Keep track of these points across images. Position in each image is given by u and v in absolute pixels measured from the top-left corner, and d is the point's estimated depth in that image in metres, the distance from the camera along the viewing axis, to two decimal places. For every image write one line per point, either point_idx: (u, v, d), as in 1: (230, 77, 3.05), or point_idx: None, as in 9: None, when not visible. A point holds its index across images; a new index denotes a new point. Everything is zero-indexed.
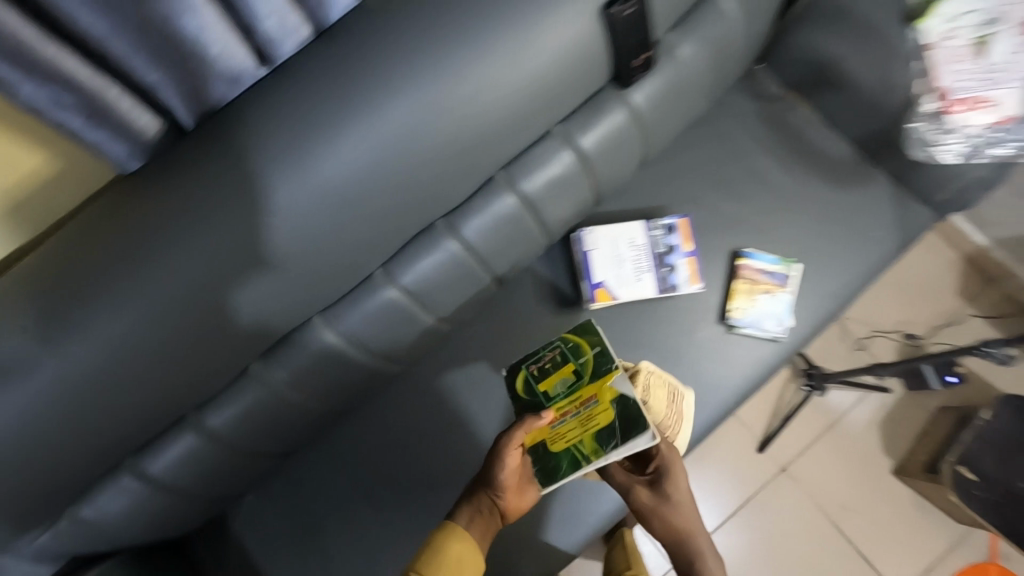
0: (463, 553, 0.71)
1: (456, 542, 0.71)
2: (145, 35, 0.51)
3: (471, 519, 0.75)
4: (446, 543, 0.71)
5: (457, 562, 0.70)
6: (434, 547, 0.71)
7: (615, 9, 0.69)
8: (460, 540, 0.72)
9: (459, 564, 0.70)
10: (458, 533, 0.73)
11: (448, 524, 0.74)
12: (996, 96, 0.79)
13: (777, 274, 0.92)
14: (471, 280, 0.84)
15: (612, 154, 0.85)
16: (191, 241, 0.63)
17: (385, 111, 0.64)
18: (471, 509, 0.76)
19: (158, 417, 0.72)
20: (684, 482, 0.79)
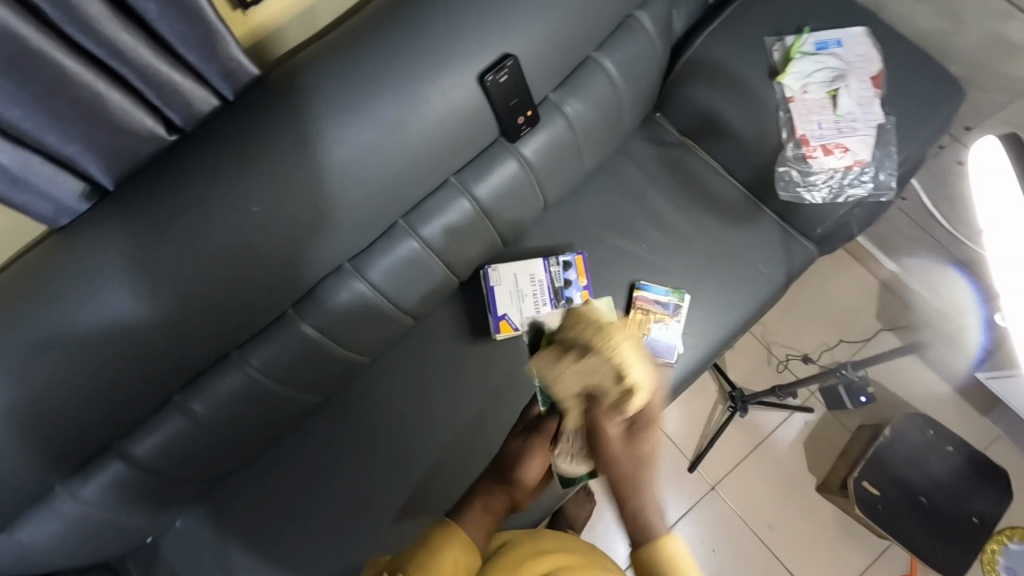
0: (468, 551, 0.74)
1: (464, 539, 0.75)
2: (58, 117, 0.61)
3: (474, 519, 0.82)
4: (452, 539, 0.74)
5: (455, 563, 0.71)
6: (437, 538, 0.74)
7: (489, 78, 0.79)
8: (467, 540, 0.76)
9: (463, 559, 0.73)
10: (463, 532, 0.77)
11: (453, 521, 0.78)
12: (847, 143, 0.90)
13: (669, 303, 1.00)
14: (381, 315, 0.93)
15: (509, 200, 0.94)
16: (103, 291, 0.70)
17: (280, 175, 0.73)
18: (481, 511, 0.84)
19: (88, 445, 0.80)
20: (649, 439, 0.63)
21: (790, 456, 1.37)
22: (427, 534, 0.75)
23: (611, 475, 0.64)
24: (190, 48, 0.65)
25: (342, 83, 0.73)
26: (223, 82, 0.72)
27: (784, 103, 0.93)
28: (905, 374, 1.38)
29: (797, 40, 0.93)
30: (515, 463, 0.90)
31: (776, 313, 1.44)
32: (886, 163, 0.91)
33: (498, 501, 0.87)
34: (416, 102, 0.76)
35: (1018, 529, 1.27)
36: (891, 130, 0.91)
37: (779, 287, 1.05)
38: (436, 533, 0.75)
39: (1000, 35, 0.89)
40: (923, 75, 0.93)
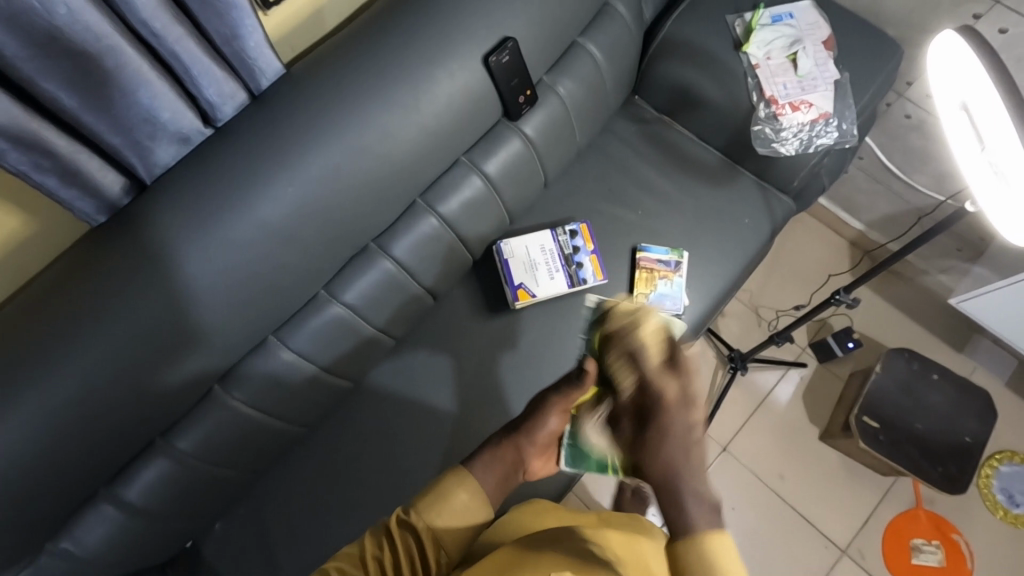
0: (475, 510, 0.68)
1: (472, 494, 0.69)
2: (111, 107, 0.65)
3: (486, 468, 0.74)
4: (458, 490, 0.68)
5: (463, 510, 0.68)
6: (446, 479, 0.69)
7: (493, 58, 0.87)
8: (477, 495, 0.69)
9: (465, 519, 0.67)
10: (477, 486, 0.70)
11: (467, 471, 0.71)
12: (810, 99, 1.01)
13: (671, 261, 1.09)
14: (405, 293, 0.98)
15: (516, 176, 1.02)
16: (153, 277, 0.74)
17: (313, 154, 0.78)
18: (492, 459, 0.75)
19: (135, 440, 0.81)
20: (673, 404, 0.54)
21: (791, 410, 1.44)
22: (438, 480, 0.69)
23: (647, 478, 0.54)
24: (227, 41, 0.71)
25: (364, 67, 0.80)
26: (252, 75, 0.77)
27: (750, 71, 1.04)
28: (883, 321, 1.49)
29: (755, 14, 1.05)
30: (536, 414, 0.80)
31: (760, 279, 1.54)
32: (846, 112, 1.02)
33: (513, 455, 0.77)
34: (431, 82, 0.83)
35: (1005, 450, 1.37)
36: (847, 84, 1.02)
37: (766, 238, 1.14)
38: (444, 484, 0.69)
39: None
40: (866, 36, 1.05)
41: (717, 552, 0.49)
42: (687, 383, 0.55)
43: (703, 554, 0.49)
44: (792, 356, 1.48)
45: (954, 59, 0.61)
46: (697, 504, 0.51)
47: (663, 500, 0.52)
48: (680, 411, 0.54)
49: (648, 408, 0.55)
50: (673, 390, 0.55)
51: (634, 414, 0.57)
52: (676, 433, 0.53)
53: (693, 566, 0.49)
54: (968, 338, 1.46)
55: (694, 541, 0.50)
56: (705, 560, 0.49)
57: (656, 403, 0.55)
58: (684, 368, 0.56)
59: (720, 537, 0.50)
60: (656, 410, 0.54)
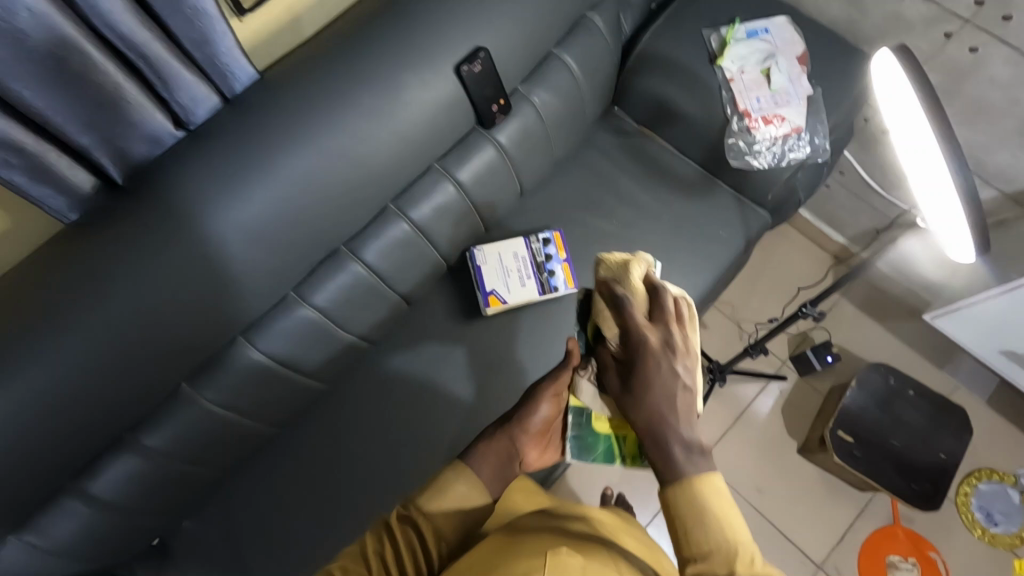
0: (476, 497, 0.71)
1: (472, 483, 0.71)
2: (78, 109, 0.68)
3: (483, 460, 0.76)
4: (458, 480, 0.71)
5: (462, 500, 0.70)
6: (444, 475, 0.72)
7: (464, 68, 0.88)
8: (474, 483, 0.72)
9: (466, 507, 0.70)
10: (473, 475, 0.73)
11: (464, 464, 0.74)
12: (783, 113, 1.03)
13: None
14: (376, 296, 0.99)
15: (489, 184, 1.03)
16: (119, 275, 0.75)
17: (282, 159, 0.79)
18: (487, 451, 0.77)
19: (101, 436, 0.82)
20: (663, 360, 0.63)
21: (770, 423, 1.44)
22: (438, 474, 0.73)
23: (636, 422, 0.62)
24: (197, 46, 0.73)
25: (335, 74, 0.81)
26: (224, 79, 0.79)
27: (726, 84, 1.06)
28: (863, 336, 1.49)
29: (730, 29, 1.07)
30: (525, 406, 0.83)
31: (742, 291, 1.54)
32: (818, 128, 1.04)
33: (507, 444, 0.79)
34: (403, 90, 0.84)
35: (984, 469, 1.37)
36: (820, 99, 1.04)
37: (741, 250, 1.15)
38: (443, 477, 0.72)
39: (896, 13, 1.05)
40: (840, 53, 1.07)
41: (703, 492, 0.56)
42: (668, 332, 0.65)
43: (693, 503, 0.56)
44: (773, 369, 1.48)
45: (895, 81, 0.63)
46: (684, 448, 0.59)
47: (648, 443, 0.60)
48: (668, 371, 0.62)
49: (635, 357, 0.64)
50: (657, 338, 0.64)
51: (619, 367, 0.66)
52: (659, 379, 0.61)
53: (682, 512, 0.56)
54: (949, 355, 1.46)
55: (682, 484, 0.56)
56: (698, 508, 0.55)
57: (642, 351, 0.63)
58: (668, 315, 0.66)
59: (710, 481, 0.57)
60: (641, 362, 0.62)
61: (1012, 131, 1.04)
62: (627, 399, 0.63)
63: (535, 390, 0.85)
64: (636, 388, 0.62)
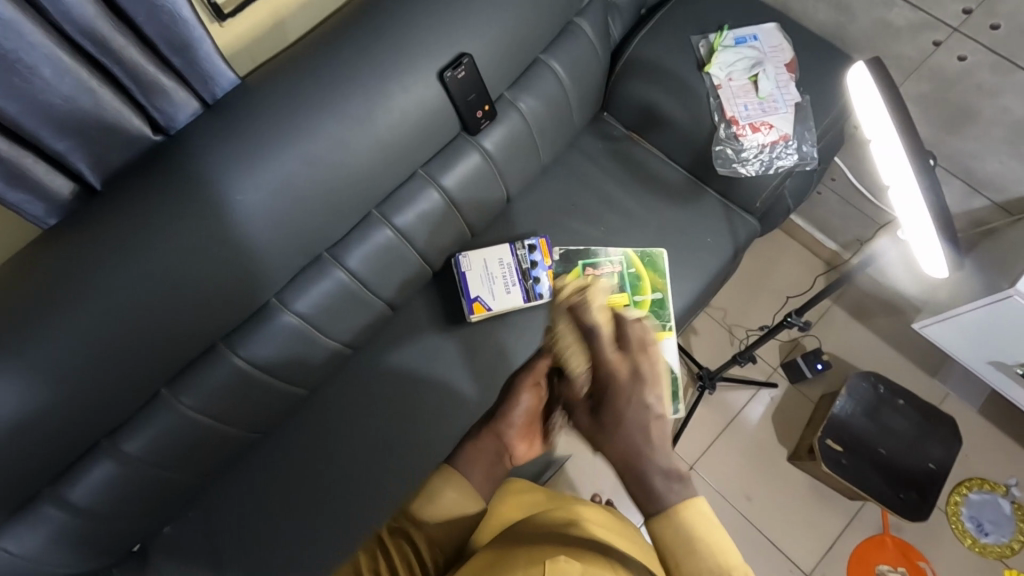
0: (463, 501, 0.76)
1: (455, 489, 0.76)
2: (52, 114, 0.67)
3: (467, 463, 0.80)
4: (444, 489, 0.76)
5: (449, 506, 0.75)
6: (430, 482, 0.77)
7: (448, 74, 0.88)
8: (461, 489, 0.76)
9: (456, 513, 0.75)
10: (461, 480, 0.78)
11: (451, 468, 0.79)
12: (771, 121, 1.03)
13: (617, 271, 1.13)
14: (359, 302, 0.99)
15: (474, 190, 1.03)
16: (94, 282, 0.74)
17: (261, 164, 0.79)
18: (473, 453, 0.81)
19: (77, 443, 0.81)
20: (630, 397, 0.53)
21: (760, 430, 1.43)
22: (426, 482, 0.78)
23: (611, 458, 0.54)
24: (176, 51, 0.73)
25: (317, 78, 0.80)
26: (205, 84, 0.79)
27: (714, 91, 1.05)
28: (855, 343, 1.48)
29: (719, 36, 1.07)
30: (507, 401, 0.83)
31: (732, 297, 1.54)
32: (805, 135, 1.04)
33: (494, 444, 0.82)
34: (385, 95, 0.84)
35: (975, 478, 1.36)
36: (808, 107, 1.04)
37: (729, 257, 1.15)
38: (432, 484, 0.77)
39: (884, 21, 1.05)
40: (828, 61, 1.06)
41: (690, 523, 0.50)
42: (637, 362, 0.54)
43: (677, 530, 0.50)
44: (764, 376, 1.47)
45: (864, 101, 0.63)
46: (665, 478, 0.51)
47: (628, 481, 0.52)
48: (635, 404, 0.53)
49: (604, 396, 0.55)
50: (626, 370, 0.54)
51: (590, 405, 0.57)
52: (633, 413, 0.52)
53: (666, 543, 0.50)
54: (941, 363, 1.45)
55: (666, 518, 0.50)
56: (682, 533, 0.50)
57: (606, 388, 0.54)
58: (634, 344, 0.55)
59: (693, 509, 0.51)
60: (612, 400, 0.54)
61: (1001, 139, 1.03)
62: (596, 436, 0.55)
63: (517, 381, 0.83)
64: (606, 427, 0.54)
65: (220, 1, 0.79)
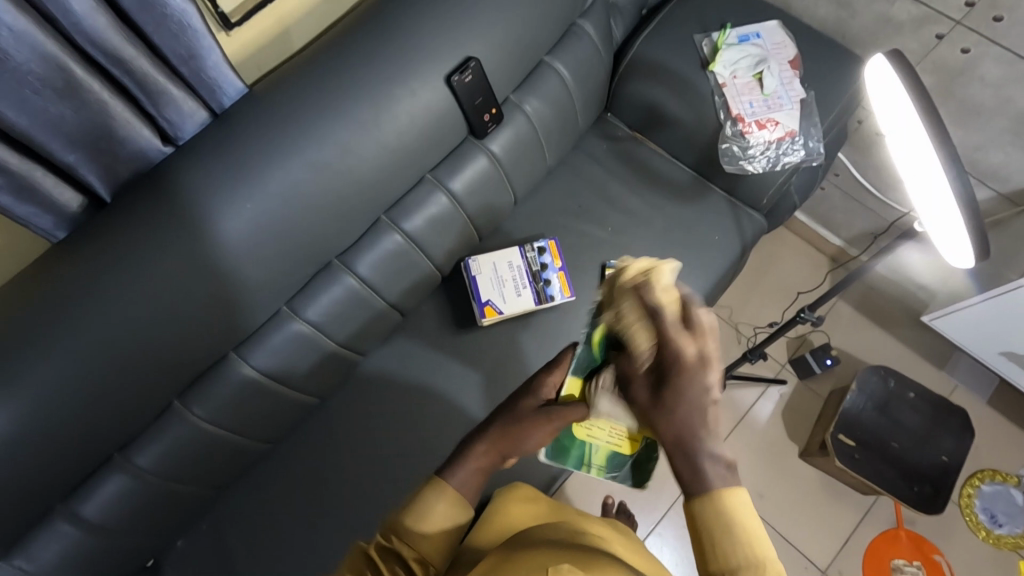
0: (454, 513, 0.74)
1: (452, 500, 0.74)
2: (60, 126, 0.66)
3: (462, 481, 0.77)
4: (436, 502, 0.74)
5: (444, 516, 0.73)
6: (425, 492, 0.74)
7: (455, 78, 0.88)
8: (452, 503, 0.74)
9: (447, 526, 0.73)
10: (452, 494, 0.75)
11: (440, 481, 0.76)
12: (776, 117, 1.03)
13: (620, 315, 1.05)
14: (370, 308, 0.98)
15: (481, 193, 1.03)
16: (103, 295, 0.73)
17: (271, 171, 0.78)
18: (469, 470, 0.78)
19: (89, 457, 0.80)
20: (699, 385, 0.52)
21: (770, 427, 1.43)
22: (416, 496, 0.74)
23: (665, 441, 0.52)
24: (184, 61, 0.72)
25: (324, 85, 0.80)
26: (212, 94, 0.78)
27: (718, 89, 1.06)
28: (862, 338, 1.49)
29: (721, 35, 1.08)
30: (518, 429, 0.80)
31: (739, 295, 1.54)
32: (811, 131, 1.04)
33: (488, 460, 0.80)
34: (393, 101, 0.84)
35: (986, 470, 1.36)
36: (812, 103, 1.04)
37: (736, 254, 1.15)
38: (423, 497, 0.74)
39: (885, 16, 1.06)
40: (831, 58, 1.07)
41: (731, 504, 0.49)
42: (704, 343, 0.53)
43: (719, 508, 0.49)
44: (772, 373, 1.47)
45: (885, 86, 0.63)
46: (714, 461, 0.50)
47: (679, 462, 0.51)
48: (700, 390, 0.52)
49: (665, 373, 0.53)
50: (694, 352, 0.53)
51: (651, 380, 0.55)
52: (692, 394, 0.51)
53: (708, 522, 0.49)
54: (948, 355, 1.45)
55: (710, 498, 0.49)
56: (722, 510, 0.49)
57: (675, 363, 0.53)
58: (702, 328, 0.54)
59: (735, 493, 0.49)
60: (673, 379, 0.52)
61: (1005, 130, 1.04)
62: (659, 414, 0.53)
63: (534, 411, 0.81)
64: (667, 404, 0.52)
65: (226, 10, 0.79)
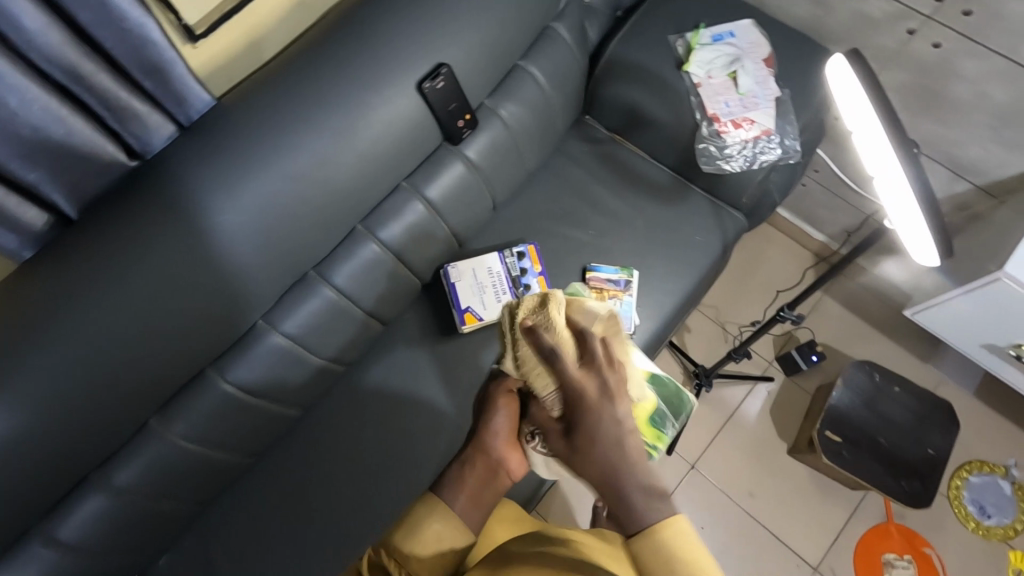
0: (450, 537, 0.67)
1: (446, 521, 0.67)
2: (20, 144, 0.65)
3: (456, 498, 0.71)
4: (432, 524, 0.66)
5: (439, 537, 0.66)
6: (413, 516, 0.67)
7: (427, 84, 0.87)
8: (450, 524, 0.67)
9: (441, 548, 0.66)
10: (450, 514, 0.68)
11: (433, 498, 0.69)
12: (752, 116, 1.03)
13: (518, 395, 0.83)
14: (349, 319, 0.98)
15: (459, 199, 1.03)
16: (71, 315, 0.72)
17: (241, 184, 0.77)
18: (460, 491, 0.72)
19: (64, 479, 0.79)
20: (608, 424, 0.52)
21: (760, 424, 1.43)
22: (409, 514, 0.67)
23: (589, 479, 0.54)
24: (148, 74, 0.71)
25: (294, 95, 0.79)
26: (179, 107, 0.77)
27: (694, 89, 1.06)
28: (848, 332, 1.49)
29: (695, 35, 1.08)
30: (489, 421, 0.78)
31: (724, 293, 1.54)
32: (787, 129, 1.04)
33: (480, 469, 0.75)
34: (364, 109, 0.83)
35: (975, 461, 1.36)
36: (788, 101, 1.05)
37: (718, 254, 1.15)
38: (417, 517, 0.67)
39: (858, 12, 1.06)
40: (805, 56, 1.07)
41: (668, 535, 0.49)
42: (606, 376, 0.53)
43: (655, 542, 0.50)
44: (760, 370, 1.47)
45: (844, 88, 0.64)
46: (645, 496, 0.51)
47: (607, 502, 0.52)
48: (616, 422, 0.52)
49: (576, 416, 0.53)
50: (596, 386, 0.53)
51: (561, 424, 0.57)
52: (607, 426, 0.52)
53: (644, 551, 0.50)
54: (934, 348, 1.46)
55: (644, 532, 0.50)
56: (659, 543, 0.49)
57: (579, 400, 0.53)
58: (602, 360, 0.54)
59: (673, 522, 0.50)
60: (580, 419, 0.53)
61: (980, 123, 1.04)
62: (576, 457, 0.54)
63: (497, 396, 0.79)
64: (577, 450, 0.54)
65: (191, 22, 0.78)
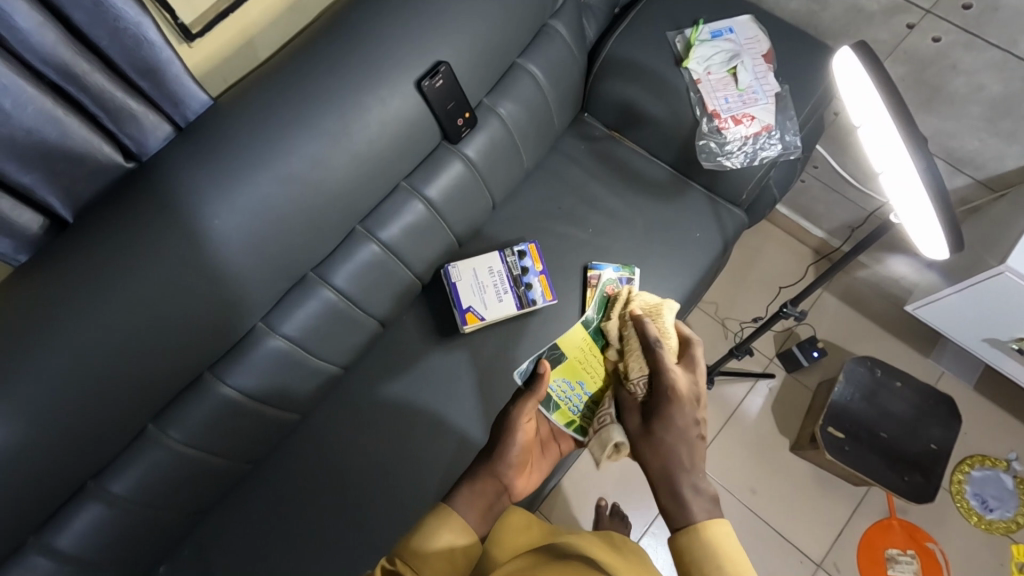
0: (463, 539, 0.66)
1: (458, 527, 0.67)
2: (16, 147, 0.64)
3: (468, 500, 0.71)
4: (442, 530, 0.66)
5: (453, 550, 0.65)
6: (426, 524, 0.66)
7: (426, 83, 0.86)
8: (461, 527, 0.67)
9: (458, 552, 0.65)
10: (456, 519, 0.68)
11: (444, 509, 0.69)
12: (752, 112, 1.02)
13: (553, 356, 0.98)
14: (349, 321, 0.97)
15: (458, 198, 1.02)
16: (66, 320, 0.71)
17: (237, 185, 0.76)
18: (470, 495, 0.72)
19: (62, 487, 0.78)
20: (678, 419, 0.71)
21: (761, 421, 1.43)
22: (420, 522, 0.67)
23: (652, 456, 0.71)
24: (143, 74, 0.71)
25: (290, 93, 0.78)
26: (176, 107, 0.77)
27: (693, 85, 1.05)
28: (847, 328, 1.49)
29: (694, 31, 1.07)
30: (505, 436, 0.79)
31: (724, 290, 1.54)
32: (787, 124, 1.04)
33: (493, 485, 0.74)
34: (362, 109, 0.82)
35: (975, 455, 1.36)
36: (787, 96, 1.05)
37: (718, 250, 1.14)
38: (426, 524, 0.67)
39: (857, 7, 1.06)
40: (803, 51, 1.07)
41: (713, 533, 0.61)
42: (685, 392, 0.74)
43: (703, 543, 0.60)
44: (760, 367, 1.47)
45: (852, 80, 0.63)
46: (698, 496, 0.65)
47: (665, 500, 0.66)
48: (682, 413, 0.72)
49: (659, 406, 0.73)
50: (680, 389, 0.75)
51: (643, 409, 0.76)
52: (672, 434, 0.70)
53: (693, 548, 0.60)
54: (933, 343, 1.46)
55: (694, 528, 0.61)
56: (704, 542, 0.60)
57: (667, 393, 0.74)
58: (680, 376, 0.77)
59: (718, 523, 0.62)
60: (663, 406, 0.73)
61: (979, 117, 1.04)
62: (649, 447, 0.72)
63: (512, 418, 0.81)
64: (655, 433, 0.72)
65: (186, 21, 0.77)
